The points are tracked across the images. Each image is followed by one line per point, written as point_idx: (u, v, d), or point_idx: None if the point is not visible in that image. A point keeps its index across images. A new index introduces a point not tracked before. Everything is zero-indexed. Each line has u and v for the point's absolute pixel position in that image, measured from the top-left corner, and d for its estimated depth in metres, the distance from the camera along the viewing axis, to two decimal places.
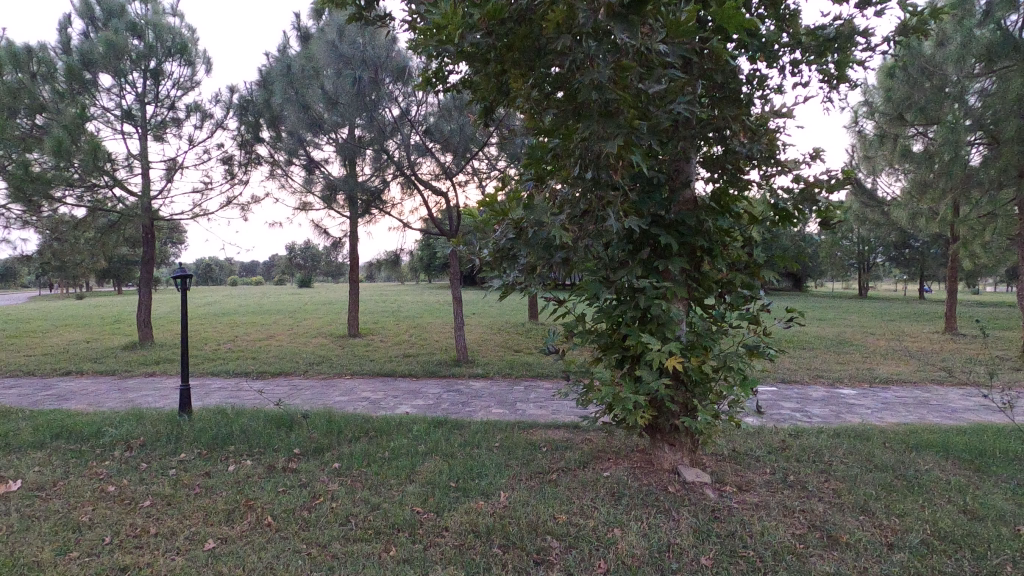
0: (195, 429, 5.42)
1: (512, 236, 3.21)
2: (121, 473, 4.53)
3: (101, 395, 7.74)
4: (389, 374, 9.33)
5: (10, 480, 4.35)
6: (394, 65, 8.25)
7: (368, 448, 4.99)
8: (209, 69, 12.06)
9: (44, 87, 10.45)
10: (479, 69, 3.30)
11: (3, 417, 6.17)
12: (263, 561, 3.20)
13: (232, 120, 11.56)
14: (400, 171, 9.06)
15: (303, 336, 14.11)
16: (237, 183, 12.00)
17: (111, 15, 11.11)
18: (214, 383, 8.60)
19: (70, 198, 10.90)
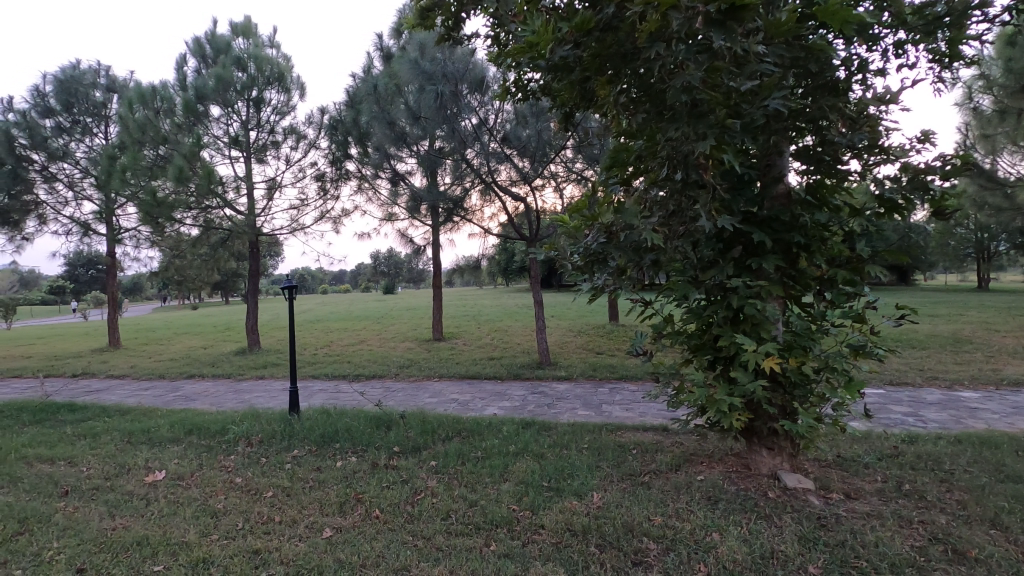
0: (304, 427, 5.89)
1: (603, 239, 3.33)
2: (245, 466, 5.02)
3: (221, 396, 8.56)
4: (474, 376, 9.62)
5: (156, 471, 4.93)
6: (473, 77, 8.49)
7: (462, 448, 5.20)
8: (303, 93, 12.99)
9: (165, 121, 11.70)
10: (564, 80, 3.39)
11: (144, 415, 6.99)
12: (376, 550, 3.45)
13: (324, 140, 12.38)
14: (479, 177, 9.40)
15: (392, 341, 14.79)
16: (330, 198, 12.82)
17: (219, 51, 12.26)
18: (316, 385, 9.26)
19: (188, 219, 12.10)
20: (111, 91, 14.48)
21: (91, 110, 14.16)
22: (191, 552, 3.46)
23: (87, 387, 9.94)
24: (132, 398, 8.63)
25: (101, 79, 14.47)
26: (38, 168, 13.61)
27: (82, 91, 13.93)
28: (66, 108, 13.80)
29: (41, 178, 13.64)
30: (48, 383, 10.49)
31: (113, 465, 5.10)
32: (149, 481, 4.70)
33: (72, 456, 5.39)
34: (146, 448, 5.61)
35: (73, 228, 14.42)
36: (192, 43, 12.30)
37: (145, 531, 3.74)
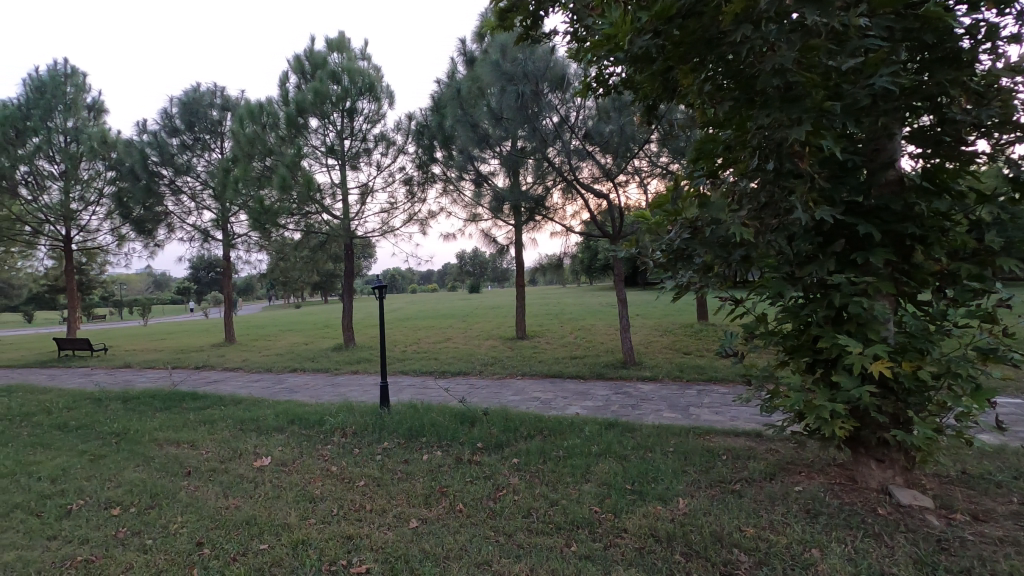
0: (394, 420, 6.16)
1: (687, 235, 3.17)
2: (340, 456, 5.34)
3: (320, 389, 9.16)
4: (557, 375, 9.61)
5: (263, 456, 5.38)
6: (554, 75, 8.47)
7: (544, 446, 5.21)
8: (392, 101, 13.59)
9: (271, 134, 12.70)
10: (644, 71, 3.30)
11: (254, 405, 7.64)
12: (459, 543, 3.54)
13: (412, 145, 12.87)
14: (561, 176, 9.38)
15: (476, 339, 15.10)
16: (417, 201, 13.33)
17: (316, 67, 13.10)
18: (405, 381, 9.65)
19: (291, 224, 13.03)
20: (225, 110, 15.82)
21: (209, 128, 15.56)
22: (292, 534, 3.73)
23: (207, 378, 11.01)
24: (244, 389, 9.46)
25: (217, 100, 15.84)
26: (167, 182, 15.27)
27: (201, 111, 15.39)
28: (188, 127, 15.29)
29: (169, 191, 15.31)
30: (176, 374, 11.75)
31: (227, 449, 5.62)
32: (257, 465, 5.13)
33: (195, 440, 6.00)
34: (255, 435, 6.12)
35: (195, 235, 16.05)
36: (293, 61, 13.27)
37: (254, 511, 4.09)
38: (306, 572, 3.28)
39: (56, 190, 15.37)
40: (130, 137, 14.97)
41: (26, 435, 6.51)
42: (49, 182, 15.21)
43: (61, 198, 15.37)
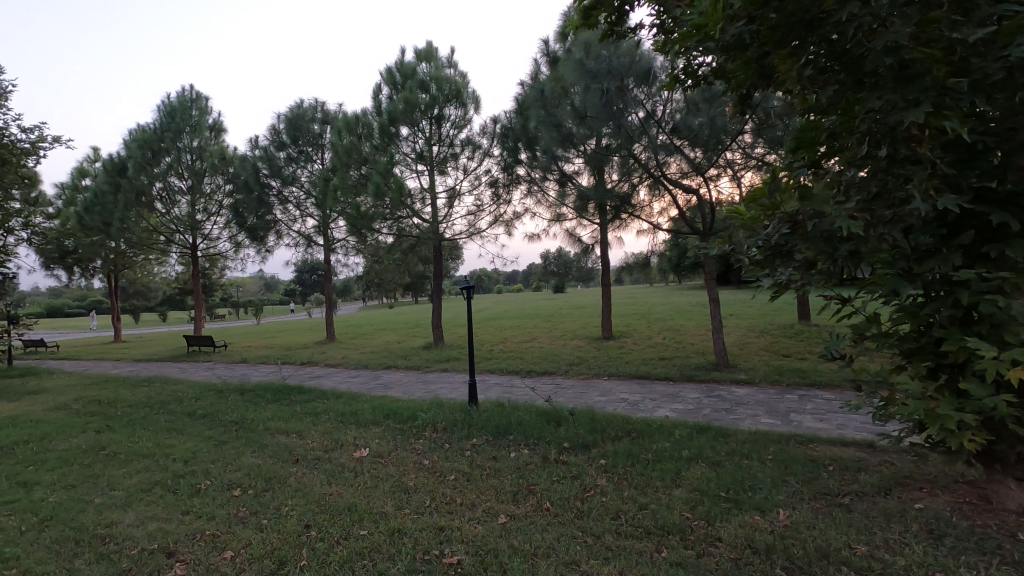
0: (482, 418, 6.31)
1: (787, 230, 2.95)
2: (432, 450, 5.55)
3: (412, 386, 9.56)
4: (644, 376, 9.37)
5: (362, 448, 5.71)
6: (639, 69, 8.29)
7: (632, 449, 5.11)
8: (478, 106, 13.92)
9: (366, 144, 13.45)
10: (736, 59, 3.14)
11: (352, 399, 8.13)
12: (547, 541, 3.56)
13: (497, 148, 13.11)
14: (648, 172, 9.16)
15: (561, 338, 15.10)
16: (502, 203, 13.55)
17: (406, 77, 13.69)
18: (492, 379, 9.85)
19: (385, 229, 13.72)
20: (325, 123, 16.95)
21: (311, 141, 16.74)
22: (389, 522, 3.94)
23: (311, 373, 11.86)
24: (344, 384, 10.10)
25: (318, 114, 17.01)
26: (276, 192, 16.62)
27: (304, 125, 16.61)
28: (293, 141, 16.54)
29: (277, 201, 16.66)
30: (285, 369, 12.75)
31: (330, 440, 6.03)
32: (356, 456, 5.46)
33: (301, 430, 6.50)
34: (354, 427, 6.52)
35: (300, 240, 17.34)
36: (385, 73, 13.96)
37: (354, 499, 4.35)
38: (402, 558, 3.45)
39: (184, 203, 17.25)
40: (244, 153, 16.47)
41: (162, 421, 7.36)
42: (178, 196, 17.10)
43: (189, 210, 17.23)
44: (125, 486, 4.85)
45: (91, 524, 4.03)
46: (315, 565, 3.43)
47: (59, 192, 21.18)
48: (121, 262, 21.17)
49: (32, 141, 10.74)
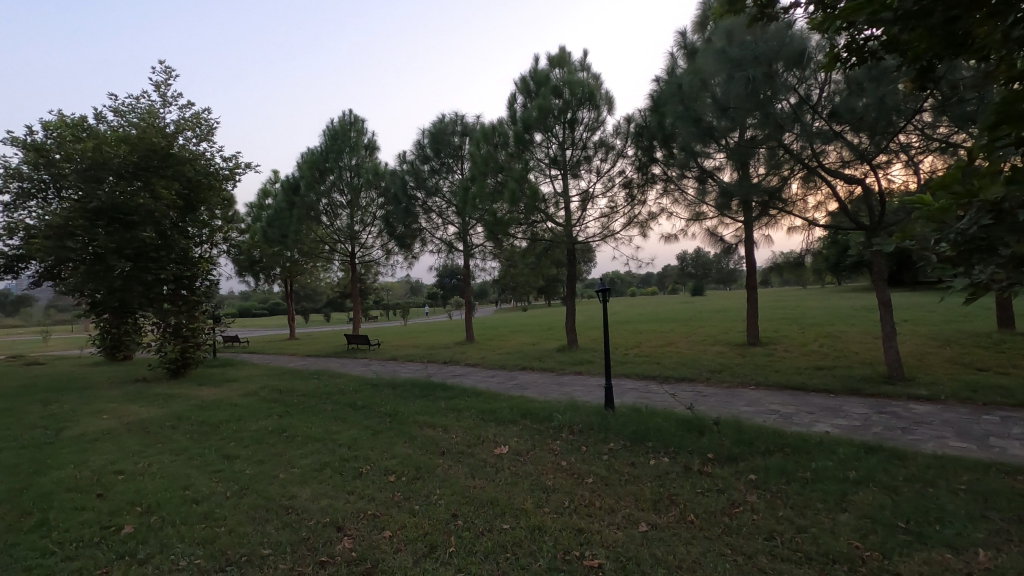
0: (619, 423, 6.21)
1: (988, 221, 2.48)
2: (569, 452, 5.59)
3: (546, 387, 9.71)
4: (798, 387, 8.56)
5: (501, 445, 5.93)
6: (791, 52, 7.62)
7: (787, 465, 4.69)
8: (611, 107, 13.77)
9: (501, 152, 13.94)
10: (917, 28, 2.77)
11: (491, 398, 8.46)
12: (692, 555, 3.41)
13: (631, 148, 12.84)
14: (802, 163, 8.33)
15: (701, 344, 14.33)
16: (637, 204, 13.22)
17: (540, 84, 13.95)
18: (628, 384, 9.65)
19: (520, 234, 14.08)
20: (465, 135, 17.88)
21: (452, 153, 17.78)
22: (529, 519, 4.04)
23: (453, 372, 12.57)
24: (483, 384, 10.56)
25: (458, 127, 18.00)
26: (421, 203, 17.89)
27: (446, 138, 17.66)
28: (436, 154, 17.69)
29: (422, 211, 17.92)
30: (430, 367, 13.67)
31: (472, 435, 6.34)
32: (496, 452, 5.67)
33: (446, 425, 6.92)
34: (494, 425, 6.79)
35: (442, 247, 18.47)
36: (519, 82, 14.37)
37: (495, 494, 4.53)
38: (543, 556, 3.53)
39: (344, 216, 19.34)
40: (394, 168, 17.99)
41: (330, 409, 8.29)
42: (340, 210, 19.20)
43: (348, 222, 19.27)
44: (302, 464, 5.54)
45: (277, 496, 4.67)
46: (463, 552, 3.63)
47: (248, 211, 24.86)
48: (295, 269, 24.25)
49: (230, 168, 12.72)
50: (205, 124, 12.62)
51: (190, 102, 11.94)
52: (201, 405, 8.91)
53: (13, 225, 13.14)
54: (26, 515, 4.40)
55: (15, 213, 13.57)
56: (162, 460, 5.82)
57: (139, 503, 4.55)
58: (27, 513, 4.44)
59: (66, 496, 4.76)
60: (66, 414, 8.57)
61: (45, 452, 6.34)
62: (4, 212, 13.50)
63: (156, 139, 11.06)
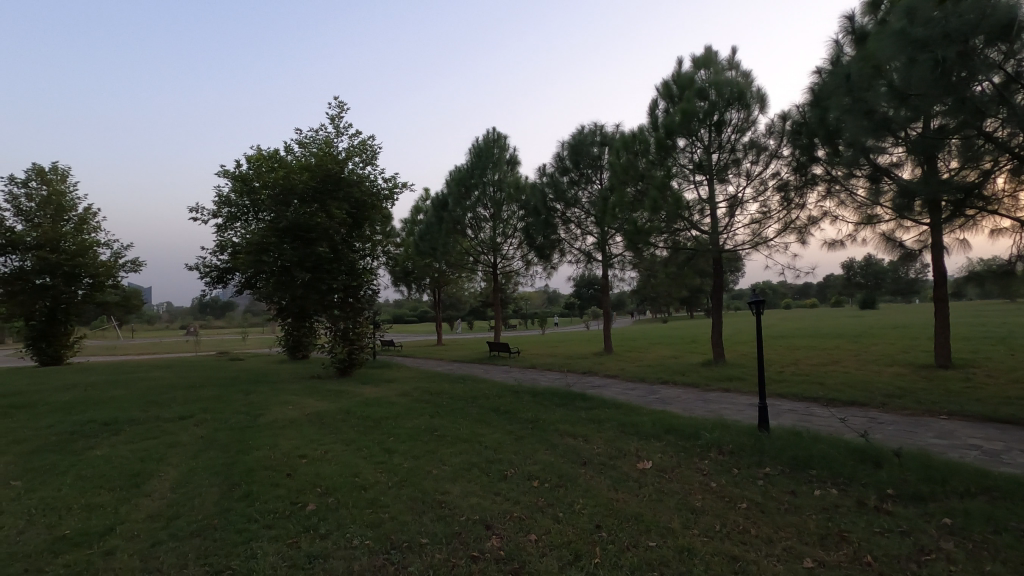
0: (776, 447, 5.72)
1: None
2: (718, 473, 5.27)
3: (691, 404, 9.23)
4: (1007, 420, 7.16)
5: (644, 460, 5.76)
6: (994, 24, 6.47)
7: (994, 511, 3.96)
8: (764, 105, 12.86)
9: (642, 160, 13.65)
10: None
11: (632, 411, 8.27)
12: None
13: (788, 148, 11.84)
14: (1008, 153, 7.02)
15: (873, 364, 12.63)
16: (794, 208, 12.11)
17: (683, 88, 13.48)
18: (785, 404, 8.82)
19: (662, 243, 13.61)
20: (604, 145, 17.78)
21: (591, 163, 17.85)
22: (677, 539, 3.89)
23: (592, 382, 12.49)
24: (622, 396, 10.36)
25: (597, 137, 17.95)
26: (560, 214, 18.13)
27: (585, 149, 17.74)
28: (576, 165, 17.87)
29: (561, 222, 18.16)
30: (569, 376, 13.73)
31: (613, 448, 6.26)
32: (639, 467, 5.52)
33: (586, 435, 6.91)
34: (636, 438, 6.63)
35: (581, 257, 18.53)
36: (661, 87, 14.00)
37: (640, 509, 4.43)
38: None
39: (488, 229, 20.35)
40: (535, 181, 18.51)
41: (476, 412, 8.73)
42: (484, 223, 20.25)
43: (491, 234, 20.23)
44: (452, 462, 5.91)
45: (432, 490, 5.03)
46: (608, 565, 3.60)
47: (404, 226, 27.20)
48: (442, 280, 25.95)
49: (389, 188, 14.04)
50: (370, 149, 14.09)
51: (357, 131, 13.45)
52: (364, 402, 9.90)
53: (224, 243, 15.85)
54: (236, 486, 5.26)
55: (225, 233, 16.35)
56: (335, 449, 6.58)
57: (319, 484, 5.20)
58: (236, 484, 5.30)
59: (264, 473, 5.60)
60: (261, 404, 10.06)
61: (247, 434, 7.52)
62: (218, 233, 16.35)
63: (331, 165, 12.64)
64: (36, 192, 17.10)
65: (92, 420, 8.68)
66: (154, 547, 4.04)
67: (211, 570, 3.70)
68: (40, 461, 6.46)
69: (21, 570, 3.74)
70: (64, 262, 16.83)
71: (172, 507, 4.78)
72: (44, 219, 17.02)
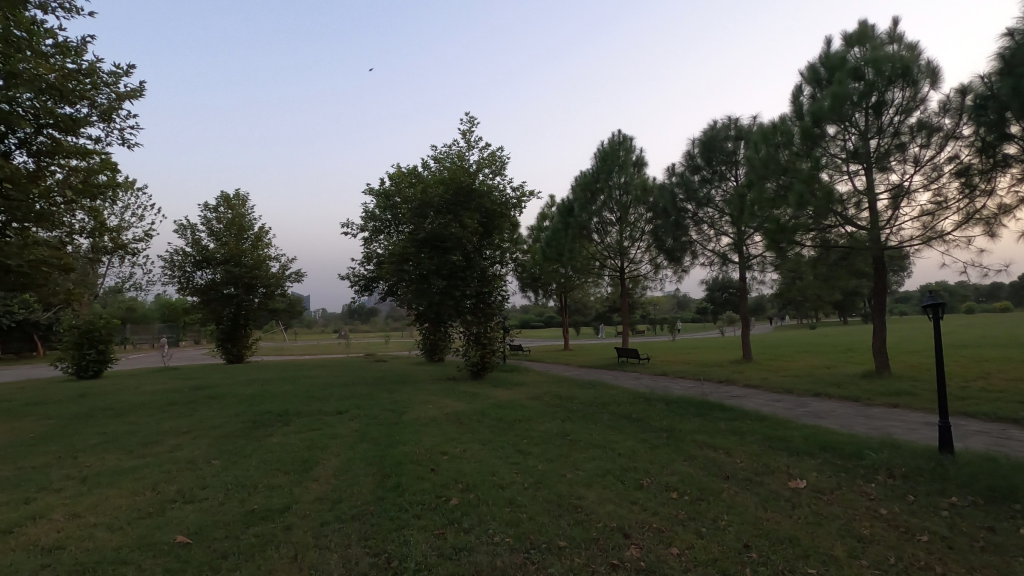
0: (963, 474, 4.93)
1: None
2: (888, 498, 4.68)
3: (850, 420, 8.27)
4: None
5: (797, 479, 5.28)
6: None
7: None
8: (937, 80, 11.21)
9: (784, 151, 12.56)
10: None
11: (780, 425, 7.61)
12: None
13: (969, 126, 10.19)
14: None
15: None
16: (980, 195, 10.34)
17: (834, 69, 12.19)
18: (972, 425, 7.56)
19: (809, 241, 12.40)
20: (739, 139, 16.90)
21: (725, 159, 16.93)
22: (842, 569, 3.52)
23: (731, 392, 11.73)
24: (766, 408, 9.59)
25: (732, 131, 17.08)
26: (691, 215, 17.31)
27: (719, 144, 16.90)
28: (708, 162, 17.03)
29: (693, 223, 17.32)
30: (705, 385, 12.99)
31: (759, 463, 5.82)
32: (792, 486, 5.07)
33: (728, 447, 6.50)
34: (786, 454, 6.10)
35: (715, 259, 17.51)
36: (807, 71, 12.80)
37: (794, 531, 4.08)
38: None
39: (614, 232, 20.07)
40: (663, 181, 17.89)
41: (607, 419, 8.61)
42: (610, 227, 20.02)
43: (618, 238, 19.92)
44: (586, 468, 5.89)
45: (567, 494, 5.05)
46: None
47: (531, 233, 27.78)
48: (569, 285, 26.03)
49: (518, 197, 14.44)
50: (498, 160, 14.61)
51: (486, 144, 14.02)
52: (498, 404, 10.23)
53: (370, 255, 17.39)
54: (387, 477, 5.72)
55: (371, 245, 17.94)
56: (473, 448, 6.89)
57: (460, 481, 5.48)
58: (387, 475, 5.77)
59: (411, 466, 6.04)
60: (405, 402, 10.85)
61: (394, 430, 8.16)
62: (365, 246, 18.00)
63: (462, 178, 13.33)
64: (223, 215, 20.13)
65: (269, 411, 9.97)
66: (323, 525, 4.54)
67: (371, 551, 4.06)
68: (232, 444, 7.58)
69: (222, 535, 4.40)
70: (245, 274, 19.65)
71: (335, 492, 5.33)
72: (230, 238, 19.96)
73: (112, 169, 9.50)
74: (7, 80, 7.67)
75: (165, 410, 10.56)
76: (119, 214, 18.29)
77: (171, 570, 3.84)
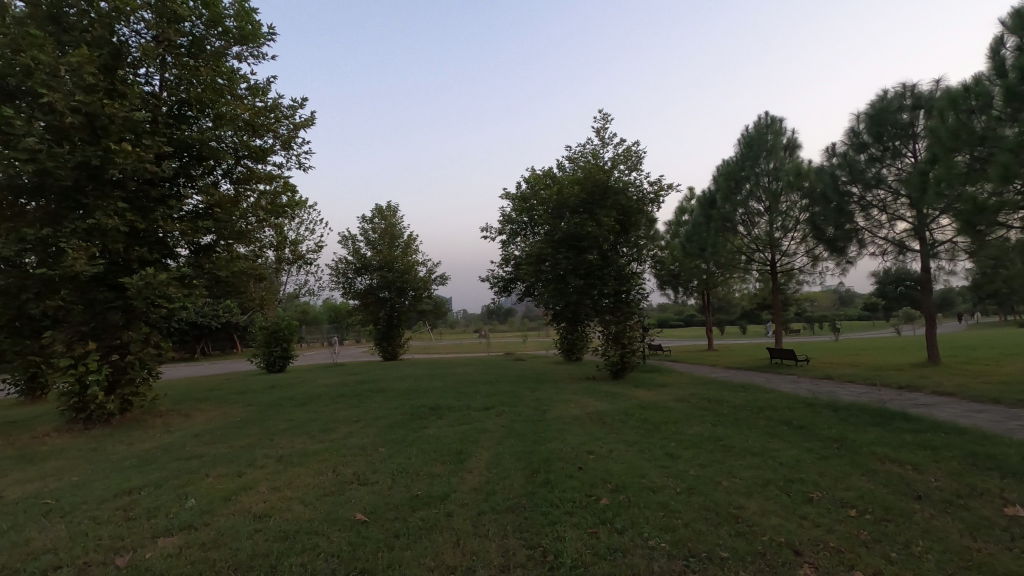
0: None
1: None
2: None
3: None
4: None
5: (1017, 505, 4.43)
6: None
7: None
8: None
9: (980, 117, 10.69)
10: None
11: (987, 440, 6.44)
12: None
13: None
14: None
15: None
16: None
17: None
18: None
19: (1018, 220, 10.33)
20: (917, 109, 14.72)
21: (899, 133, 14.79)
22: None
23: (915, 400, 10.19)
24: (965, 419, 8.18)
25: (907, 100, 14.92)
26: (857, 199, 15.33)
27: (890, 117, 14.79)
28: (877, 139, 14.96)
29: (859, 208, 15.33)
30: (882, 392, 11.43)
31: (962, 483, 4.97)
32: (1008, 513, 4.27)
33: (918, 463, 5.66)
34: (998, 475, 5.14)
35: (889, 248, 15.43)
36: (1011, 18, 10.63)
37: (1017, 568, 3.44)
38: None
39: (763, 223, 18.42)
40: (821, 164, 16.07)
41: (764, 425, 7.96)
42: (758, 217, 18.45)
43: (767, 229, 18.26)
44: (744, 476, 5.51)
45: (725, 503, 4.76)
46: None
47: (668, 228, 26.78)
48: (712, 281, 24.58)
49: (655, 192, 13.95)
50: (634, 155, 14.25)
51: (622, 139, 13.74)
52: (641, 405, 9.98)
53: (508, 257, 17.97)
54: (535, 473, 5.86)
55: (509, 248, 18.55)
56: (619, 449, 6.79)
57: (609, 481, 5.43)
58: (536, 471, 5.90)
59: (559, 464, 6.13)
60: (547, 401, 11.05)
61: (538, 427, 8.34)
62: (503, 249, 18.65)
63: (598, 177, 13.25)
64: (378, 225, 22.15)
65: (423, 405, 10.75)
66: (480, 514, 4.79)
67: (527, 543, 4.19)
68: (395, 434, 8.29)
69: (393, 516, 4.83)
70: (397, 279, 21.42)
71: (489, 484, 5.59)
72: (384, 246, 21.91)
73: (291, 189, 10.86)
74: (216, 121, 9.21)
75: (336, 401, 11.87)
76: (296, 229, 21.03)
77: (354, 544, 4.31)
